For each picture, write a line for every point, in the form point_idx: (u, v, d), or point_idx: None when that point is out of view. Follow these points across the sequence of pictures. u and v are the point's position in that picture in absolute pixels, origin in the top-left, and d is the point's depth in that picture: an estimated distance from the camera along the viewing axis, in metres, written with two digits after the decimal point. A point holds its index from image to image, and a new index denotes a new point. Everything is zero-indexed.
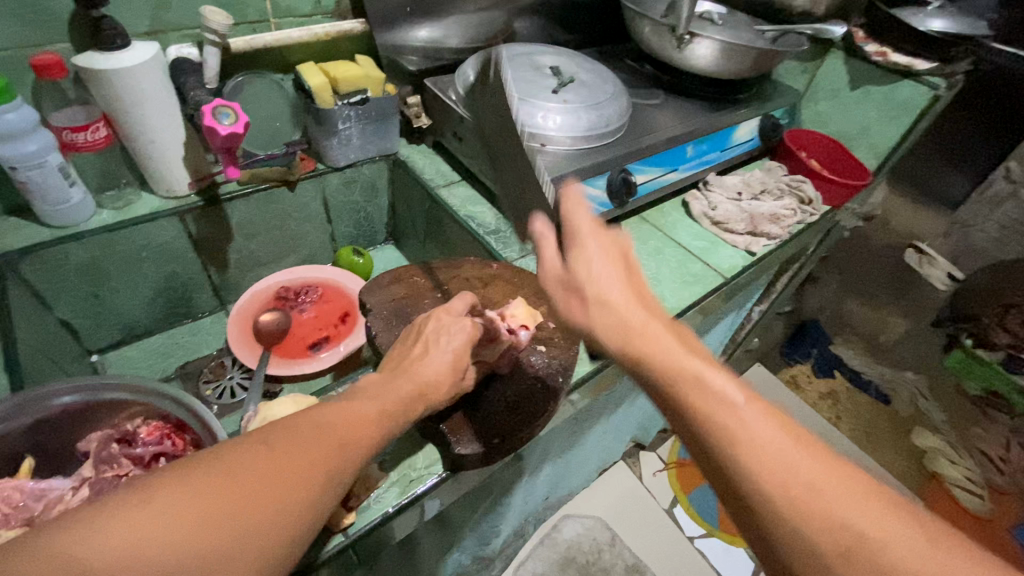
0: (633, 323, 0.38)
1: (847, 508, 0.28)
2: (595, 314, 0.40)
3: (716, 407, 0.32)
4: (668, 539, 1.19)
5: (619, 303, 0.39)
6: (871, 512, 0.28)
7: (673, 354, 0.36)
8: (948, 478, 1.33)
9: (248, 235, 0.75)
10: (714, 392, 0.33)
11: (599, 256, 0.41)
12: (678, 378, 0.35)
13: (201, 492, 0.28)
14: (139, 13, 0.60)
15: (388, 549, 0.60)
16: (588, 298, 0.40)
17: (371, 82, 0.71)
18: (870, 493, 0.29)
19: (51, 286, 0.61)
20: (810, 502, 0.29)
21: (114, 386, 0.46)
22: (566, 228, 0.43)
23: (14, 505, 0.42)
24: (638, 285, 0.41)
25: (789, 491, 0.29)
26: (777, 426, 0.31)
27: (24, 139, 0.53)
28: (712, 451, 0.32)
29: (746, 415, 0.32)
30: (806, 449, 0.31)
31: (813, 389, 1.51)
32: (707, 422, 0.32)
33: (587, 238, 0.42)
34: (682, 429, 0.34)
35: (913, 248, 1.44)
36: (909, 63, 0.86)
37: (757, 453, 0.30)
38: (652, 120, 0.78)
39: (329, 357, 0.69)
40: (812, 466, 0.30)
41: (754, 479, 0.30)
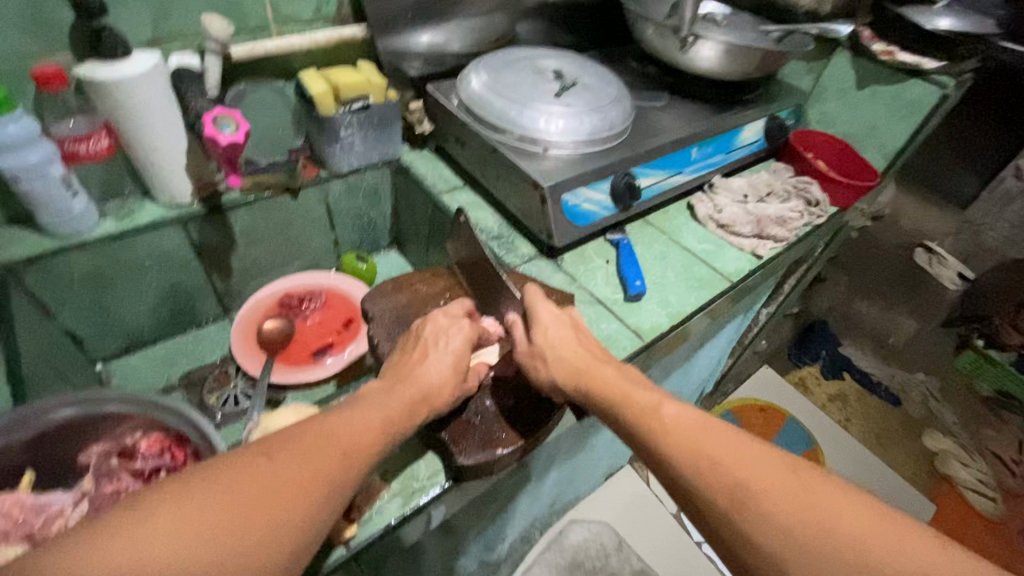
0: (585, 365, 0.49)
1: (741, 468, 0.37)
2: (558, 369, 0.49)
3: (645, 413, 0.43)
4: (676, 544, 1.18)
5: (573, 350, 0.50)
6: (758, 465, 0.37)
7: (611, 377, 0.47)
8: (959, 480, 1.29)
9: (251, 242, 0.74)
10: (643, 404, 0.44)
11: (555, 323, 0.52)
12: (618, 398, 0.45)
13: (202, 510, 0.28)
14: (140, 22, 0.60)
15: (393, 558, 0.59)
16: (549, 361, 0.50)
17: (374, 89, 0.70)
18: (757, 453, 0.38)
19: (54, 296, 0.61)
20: (714, 470, 0.37)
21: (110, 398, 0.47)
22: (529, 315, 0.53)
23: (17, 518, 0.42)
24: (585, 339, 0.52)
25: (699, 462, 0.38)
26: (690, 420, 0.41)
27: (25, 150, 0.53)
28: (646, 444, 0.42)
29: (666, 415, 0.42)
30: (713, 431, 0.40)
31: (821, 391, 1.45)
32: (639, 424, 0.42)
33: (545, 316, 0.52)
34: (624, 433, 0.44)
35: (922, 248, 1.53)
36: (917, 62, 0.85)
37: (673, 439, 0.40)
38: (657, 123, 0.77)
39: (334, 364, 0.69)
40: (716, 441, 0.39)
41: (676, 456, 0.39)
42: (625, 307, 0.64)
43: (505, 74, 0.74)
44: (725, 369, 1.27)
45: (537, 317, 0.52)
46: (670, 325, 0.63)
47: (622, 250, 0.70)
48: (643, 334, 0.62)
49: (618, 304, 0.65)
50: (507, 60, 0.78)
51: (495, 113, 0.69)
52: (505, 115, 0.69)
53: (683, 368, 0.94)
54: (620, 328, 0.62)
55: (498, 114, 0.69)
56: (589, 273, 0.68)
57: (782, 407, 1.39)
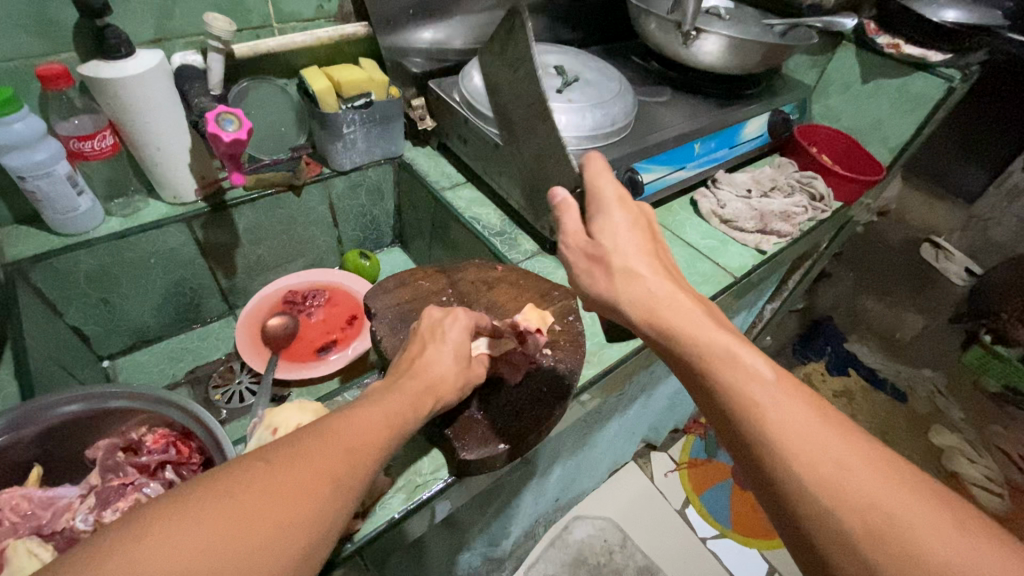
0: (655, 296, 0.42)
1: (867, 480, 0.30)
2: (630, 294, 0.42)
3: (745, 380, 0.35)
4: (680, 539, 1.18)
5: (654, 282, 0.42)
6: (849, 450, 0.31)
7: (687, 317, 0.40)
8: (966, 477, 1.28)
9: (255, 240, 0.75)
10: (742, 366, 0.35)
11: (634, 239, 0.44)
12: (708, 355, 0.37)
13: (202, 518, 0.28)
14: (143, 22, 0.60)
15: (398, 552, 0.60)
16: (619, 277, 0.43)
17: (376, 85, 0.70)
18: (847, 435, 0.32)
19: (62, 294, 0.62)
20: (835, 475, 0.30)
21: (113, 394, 0.47)
22: (597, 214, 0.46)
23: (23, 514, 0.43)
24: (664, 267, 0.44)
25: (813, 460, 0.31)
26: (804, 404, 0.33)
27: (31, 148, 0.54)
28: (718, 395, 0.35)
29: (774, 392, 0.34)
30: (830, 425, 0.32)
31: (826, 387, 1.42)
32: (714, 371, 0.36)
33: (618, 215, 0.45)
34: (693, 379, 0.38)
35: (929, 243, 1.56)
36: (922, 55, 0.84)
37: (780, 424, 0.32)
38: (659, 118, 0.77)
39: (338, 359, 0.69)
40: (835, 440, 0.31)
41: (781, 447, 0.32)
42: None
43: None
44: None
45: (609, 212, 0.45)
46: None
47: None
48: None
49: None
50: None
51: (497, 109, 0.69)
52: (508, 111, 0.68)
53: None
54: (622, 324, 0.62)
55: (501, 110, 0.69)
56: None
57: None
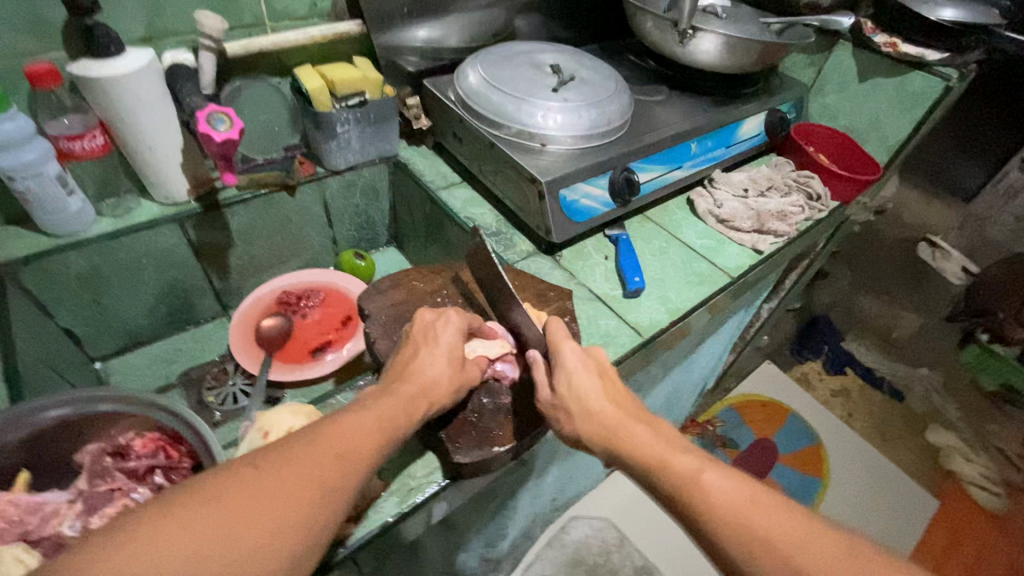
0: (613, 424, 0.46)
1: (806, 557, 0.35)
2: (585, 425, 0.47)
3: (687, 486, 0.40)
4: (678, 540, 1.18)
5: (606, 408, 0.47)
6: (813, 544, 0.36)
7: (648, 447, 0.44)
8: (964, 477, 1.31)
9: (248, 240, 0.74)
10: (681, 473, 0.41)
11: (580, 373, 0.49)
12: (654, 467, 0.42)
13: (186, 526, 0.28)
14: (134, 19, 0.59)
15: (393, 554, 0.60)
16: (575, 414, 0.48)
17: (369, 85, 0.70)
18: (808, 528, 0.37)
19: (52, 295, 0.61)
20: (777, 561, 0.36)
21: (97, 398, 0.46)
22: (554, 356, 0.51)
23: (12, 518, 0.42)
24: (613, 390, 0.49)
25: (756, 549, 0.36)
26: (741, 495, 0.39)
27: (21, 147, 0.53)
28: (690, 513, 0.39)
29: (713, 489, 0.39)
30: (797, 523, 0.37)
31: (823, 386, 1.48)
32: (682, 496, 0.40)
33: (570, 360, 0.49)
34: (665, 503, 0.42)
35: (925, 242, 1.50)
36: (920, 54, 0.84)
37: (724, 523, 0.38)
38: (657, 117, 0.77)
39: (332, 362, 0.69)
40: (768, 518, 0.37)
41: (728, 541, 0.37)
42: (625, 304, 0.64)
43: (502, 69, 0.73)
44: (726, 365, 1.27)
45: (564, 357, 0.50)
46: (670, 321, 0.63)
47: (621, 245, 0.69)
48: (643, 331, 0.61)
49: (617, 300, 0.64)
50: (504, 55, 0.77)
51: (492, 108, 0.68)
52: (503, 110, 0.68)
53: (685, 364, 0.94)
54: (619, 325, 0.62)
55: (496, 109, 0.68)
56: (588, 269, 0.68)
57: (785, 403, 1.40)
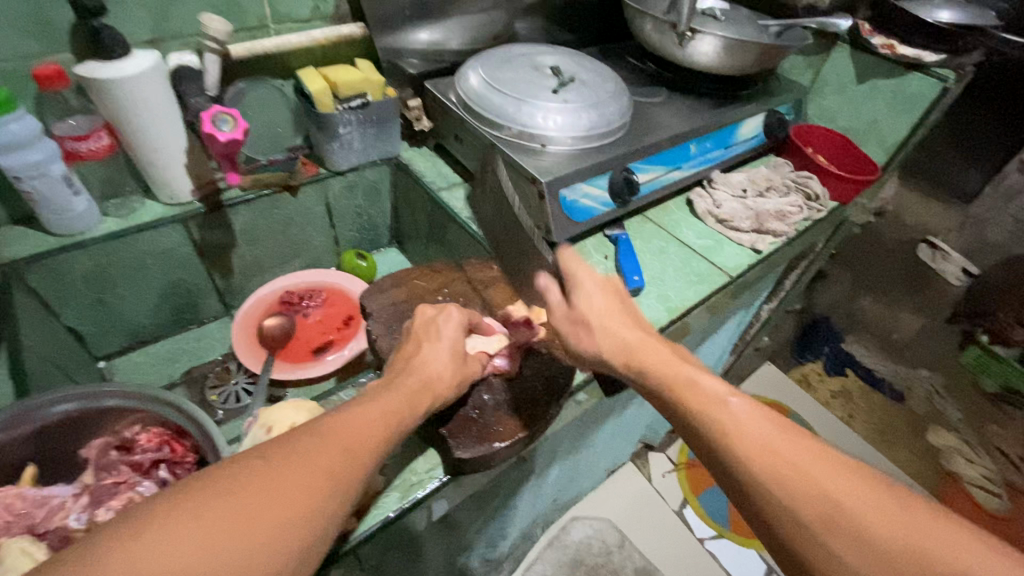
0: (637, 346, 0.48)
1: (818, 473, 0.35)
2: (604, 340, 0.49)
3: (709, 403, 0.41)
4: (678, 540, 1.18)
5: (630, 333, 0.49)
6: (837, 475, 0.35)
7: (674, 371, 0.45)
8: (964, 477, 1.28)
9: (251, 240, 0.75)
10: (706, 393, 0.42)
11: (603, 298, 0.52)
12: (679, 386, 0.43)
13: (200, 515, 0.28)
14: (139, 22, 0.60)
15: (394, 552, 0.60)
16: (595, 331, 0.50)
17: (372, 86, 0.71)
18: (831, 459, 0.36)
19: (57, 294, 0.62)
20: (788, 472, 0.35)
21: (105, 393, 0.47)
22: (570, 282, 0.54)
23: (18, 513, 0.43)
24: (636, 318, 0.51)
25: (769, 457, 0.36)
26: (761, 413, 0.39)
27: (28, 148, 0.54)
28: (708, 439, 0.40)
29: (732, 407, 0.40)
30: (817, 453, 0.36)
31: (825, 387, 1.43)
32: (703, 417, 0.40)
33: (587, 283, 0.53)
34: (686, 429, 0.42)
35: (925, 243, 1.59)
36: (915, 56, 0.85)
37: (740, 435, 0.38)
38: (656, 118, 0.77)
39: (334, 361, 0.69)
40: (788, 443, 0.37)
41: (742, 455, 0.37)
42: None
43: (503, 71, 0.74)
44: (726, 366, 1.27)
45: (579, 281, 0.53)
46: (668, 320, 0.63)
47: (620, 245, 0.70)
48: None
49: None
50: (504, 57, 0.78)
51: (493, 109, 0.69)
52: (504, 111, 0.68)
53: None
54: None
55: (496, 110, 0.69)
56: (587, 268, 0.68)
57: (786, 404, 1.39)
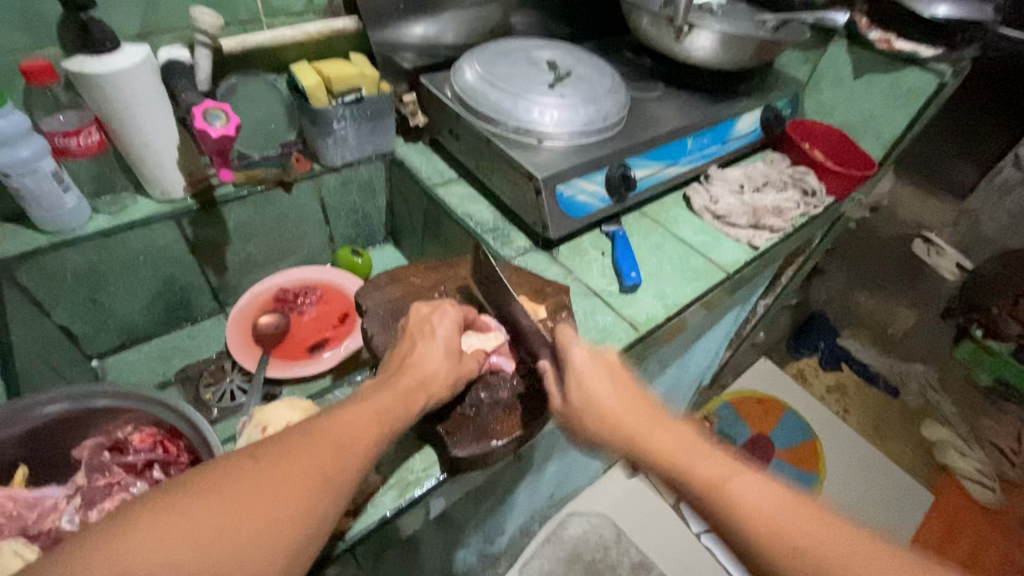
0: (631, 424, 0.46)
1: (841, 565, 0.34)
2: (602, 428, 0.47)
3: (717, 488, 0.39)
4: (674, 535, 1.18)
5: (623, 409, 0.47)
6: (862, 560, 0.34)
7: (672, 447, 0.43)
8: (958, 471, 1.31)
9: (245, 237, 0.74)
10: (718, 481, 0.39)
11: (593, 381, 0.48)
12: (682, 473, 0.41)
13: (188, 515, 0.28)
14: (130, 16, 0.59)
15: (391, 550, 0.60)
16: (590, 418, 0.47)
17: (366, 80, 0.70)
18: (853, 542, 0.35)
19: (48, 292, 0.61)
20: (826, 575, 0.34)
21: (97, 393, 0.46)
22: (563, 361, 0.50)
23: (10, 513, 0.42)
24: (629, 389, 0.49)
25: (802, 563, 0.35)
26: (780, 505, 0.37)
27: (15, 145, 0.53)
28: (722, 526, 0.38)
29: (742, 491, 0.38)
30: (837, 535, 0.35)
31: (820, 381, 1.45)
32: (713, 504, 0.39)
33: (578, 361, 0.49)
34: (697, 510, 0.41)
35: (920, 238, 1.59)
36: (914, 49, 0.84)
37: (760, 534, 0.36)
38: (653, 113, 0.77)
39: (330, 359, 0.69)
40: (805, 531, 0.36)
41: (760, 550, 0.36)
42: (621, 299, 0.64)
43: (499, 66, 0.73)
44: (722, 361, 1.27)
45: (572, 361, 0.49)
46: (666, 317, 0.63)
47: (617, 241, 0.69)
48: (639, 326, 0.61)
49: (614, 296, 0.65)
50: (501, 51, 0.77)
51: (489, 104, 0.69)
52: (500, 106, 0.68)
53: (682, 359, 0.94)
54: (616, 320, 0.62)
55: (492, 105, 0.68)
56: (584, 265, 0.68)
57: (782, 399, 1.40)
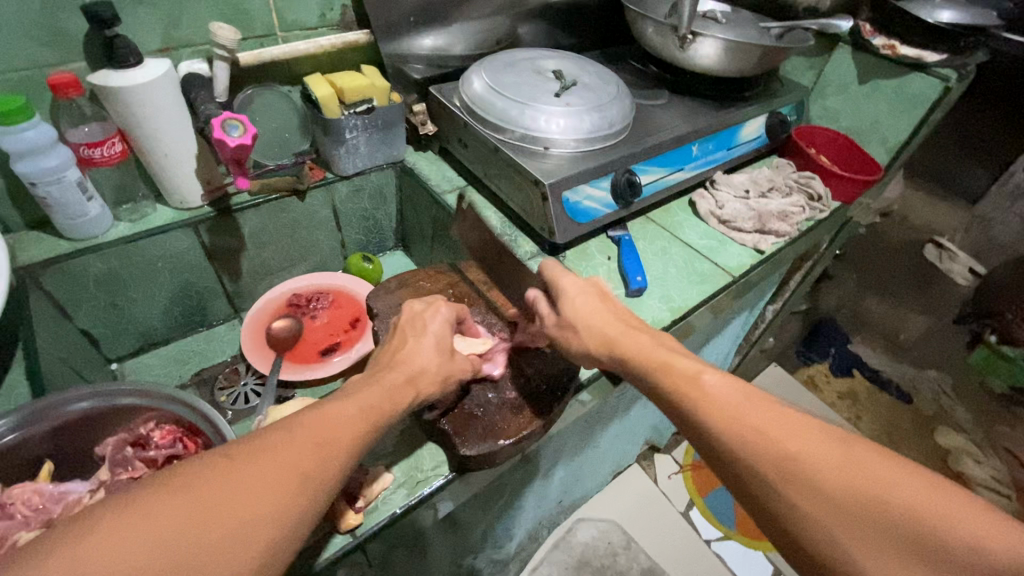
0: (615, 336, 0.50)
1: (778, 434, 0.36)
2: (591, 339, 0.51)
3: (684, 380, 0.43)
4: (684, 541, 1.18)
5: (611, 324, 0.51)
6: (797, 433, 0.36)
7: (650, 352, 0.47)
8: (973, 478, 1.27)
9: (259, 244, 0.76)
10: (682, 370, 0.44)
11: (583, 296, 0.53)
12: (657, 368, 0.45)
13: (165, 510, 0.28)
14: (151, 31, 0.62)
15: (401, 550, 0.61)
16: (579, 331, 0.52)
17: (377, 91, 0.72)
18: (793, 419, 0.37)
19: (70, 297, 0.63)
20: (753, 436, 0.37)
21: (118, 392, 0.48)
22: (554, 290, 0.56)
23: (35, 507, 0.44)
24: (621, 312, 0.53)
25: (736, 425, 0.38)
26: (731, 387, 0.41)
27: (44, 154, 0.55)
28: (683, 410, 0.42)
29: (704, 380, 0.42)
30: (780, 415, 0.38)
31: (830, 388, 1.44)
32: (677, 391, 0.42)
33: (570, 288, 0.54)
34: (664, 405, 0.44)
35: (932, 243, 1.58)
36: (918, 55, 0.85)
37: (713, 410, 0.39)
38: (658, 120, 0.78)
39: (341, 363, 0.70)
40: (753, 410, 0.38)
41: (710, 423, 0.39)
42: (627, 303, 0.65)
43: (506, 75, 0.75)
44: (731, 367, 1.27)
45: (563, 288, 0.54)
46: (671, 320, 0.64)
47: (623, 246, 0.70)
48: None
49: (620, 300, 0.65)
50: (508, 61, 0.79)
51: (496, 113, 0.70)
52: (507, 115, 0.69)
53: None
54: None
55: (499, 114, 0.70)
56: (590, 269, 0.69)
57: (793, 406, 1.39)
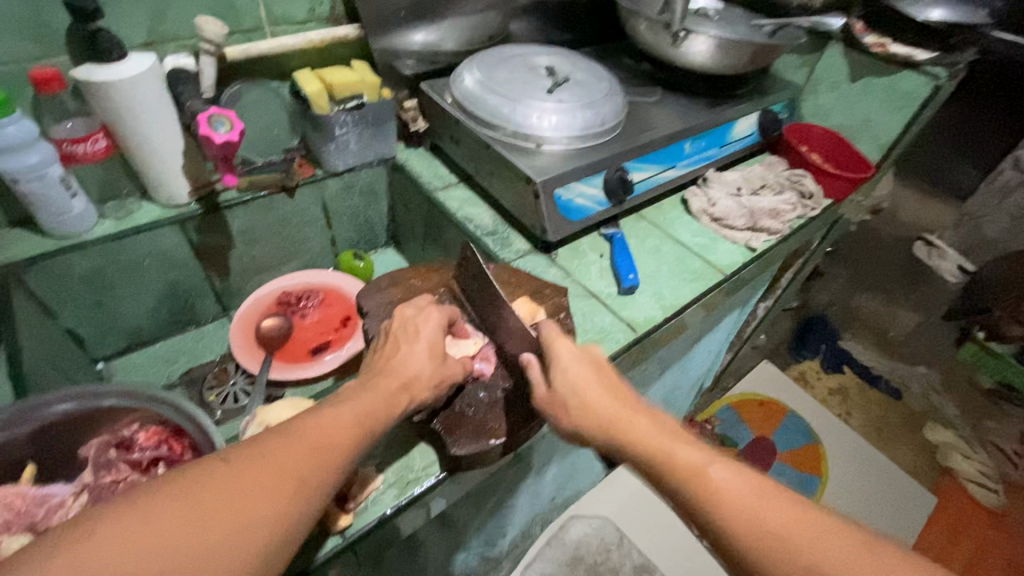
0: (613, 415, 0.47)
1: (803, 544, 0.37)
2: (586, 420, 0.47)
3: (692, 476, 0.41)
4: (676, 538, 1.18)
5: (603, 403, 0.48)
6: (819, 538, 0.37)
7: (649, 437, 0.45)
8: (960, 473, 1.34)
9: (249, 241, 0.75)
10: (693, 467, 0.42)
11: (578, 367, 0.49)
12: (659, 461, 0.43)
13: (158, 517, 0.29)
14: (136, 26, 0.61)
15: (393, 549, 0.60)
16: (574, 410, 0.47)
17: (368, 87, 0.71)
18: (811, 520, 0.38)
19: (54, 296, 0.62)
20: (783, 547, 0.37)
21: (102, 393, 0.48)
22: (547, 356, 0.50)
23: (18, 510, 0.43)
24: (610, 380, 0.50)
25: (768, 541, 0.38)
26: (744, 485, 0.40)
27: (25, 151, 0.54)
28: (696, 510, 0.41)
29: (714, 478, 0.41)
30: (798, 517, 0.38)
31: (822, 384, 1.48)
32: (688, 490, 0.41)
33: (564, 356, 0.49)
34: (672, 497, 0.43)
35: (921, 241, 1.51)
36: (909, 54, 0.85)
37: (731, 513, 0.39)
38: (650, 117, 0.78)
39: (331, 362, 0.69)
40: (772, 514, 0.39)
41: (731, 531, 0.39)
42: (619, 301, 0.65)
43: (498, 72, 0.74)
44: (723, 364, 1.27)
45: (558, 358, 0.49)
46: (664, 317, 0.64)
47: (615, 244, 0.70)
48: (637, 327, 0.62)
49: (612, 298, 0.65)
50: (500, 57, 0.78)
51: (488, 110, 0.70)
52: (499, 112, 0.69)
53: (682, 361, 0.95)
54: (614, 321, 0.63)
55: (491, 111, 0.70)
56: (583, 267, 0.69)
57: (783, 402, 1.40)
